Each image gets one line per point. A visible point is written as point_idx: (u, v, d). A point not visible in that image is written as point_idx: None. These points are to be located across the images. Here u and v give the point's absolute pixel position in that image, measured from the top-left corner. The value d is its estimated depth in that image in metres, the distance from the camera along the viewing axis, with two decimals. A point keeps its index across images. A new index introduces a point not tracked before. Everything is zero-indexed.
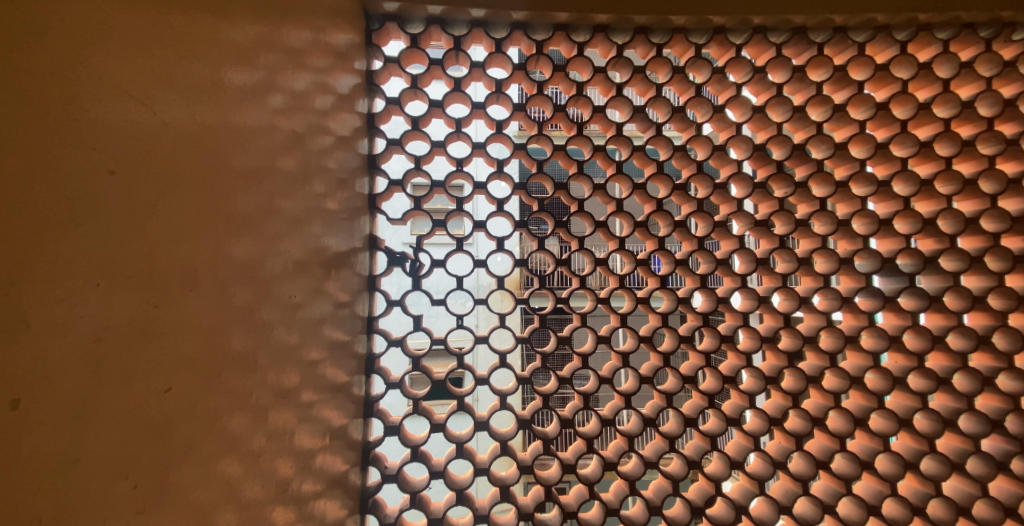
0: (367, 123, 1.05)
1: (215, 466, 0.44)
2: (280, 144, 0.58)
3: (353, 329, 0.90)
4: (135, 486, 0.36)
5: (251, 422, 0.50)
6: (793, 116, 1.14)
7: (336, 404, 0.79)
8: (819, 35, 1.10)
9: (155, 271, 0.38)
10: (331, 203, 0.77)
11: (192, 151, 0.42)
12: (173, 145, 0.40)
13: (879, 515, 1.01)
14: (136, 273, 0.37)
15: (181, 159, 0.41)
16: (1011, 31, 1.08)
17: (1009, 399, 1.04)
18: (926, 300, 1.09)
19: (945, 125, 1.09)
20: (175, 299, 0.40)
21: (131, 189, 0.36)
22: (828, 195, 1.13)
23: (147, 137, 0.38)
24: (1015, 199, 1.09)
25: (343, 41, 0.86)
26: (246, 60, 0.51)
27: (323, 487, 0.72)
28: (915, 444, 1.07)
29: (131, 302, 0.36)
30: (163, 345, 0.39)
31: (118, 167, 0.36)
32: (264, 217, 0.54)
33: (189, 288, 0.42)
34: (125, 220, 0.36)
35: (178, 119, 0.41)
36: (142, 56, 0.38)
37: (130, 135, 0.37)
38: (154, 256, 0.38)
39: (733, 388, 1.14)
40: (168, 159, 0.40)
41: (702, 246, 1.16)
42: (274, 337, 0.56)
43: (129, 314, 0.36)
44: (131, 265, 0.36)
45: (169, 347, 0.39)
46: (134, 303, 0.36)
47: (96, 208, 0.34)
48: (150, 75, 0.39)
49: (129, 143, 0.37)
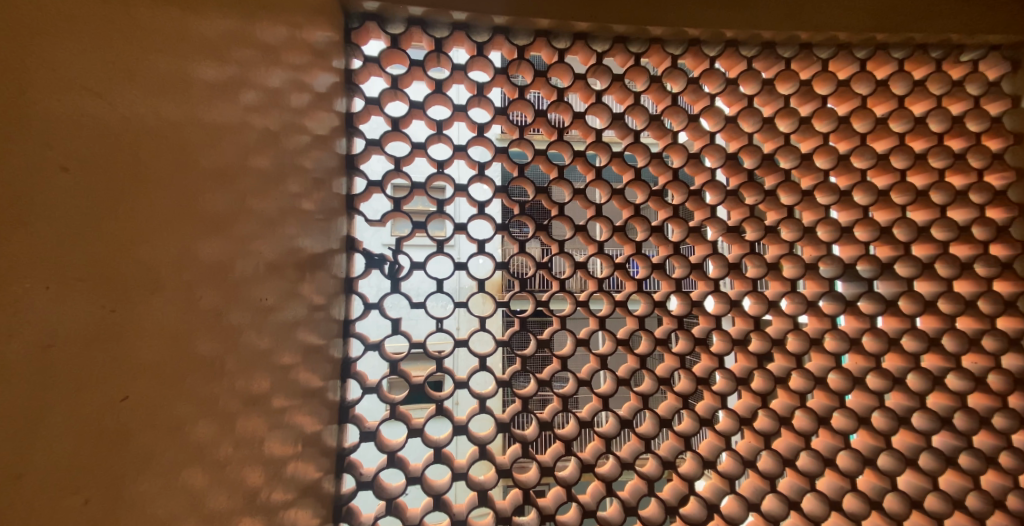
0: (345, 122, 1.03)
1: (178, 476, 0.43)
2: (253, 141, 0.57)
3: (328, 332, 0.88)
4: (86, 501, 0.34)
5: (217, 431, 0.49)
6: (763, 126, 1.18)
7: (309, 409, 0.77)
8: (786, 50, 1.15)
9: (110, 273, 0.37)
10: (306, 204, 0.75)
11: (153, 149, 0.41)
12: (132, 143, 0.39)
13: (840, 509, 1.05)
14: (90, 276, 0.35)
15: (141, 158, 0.40)
16: (960, 53, 1.15)
17: (957, 397, 1.10)
18: (882, 304, 1.13)
19: (900, 139, 1.16)
20: (132, 303, 0.38)
21: (86, 188, 0.35)
22: (796, 203, 1.19)
23: (102, 134, 0.36)
24: (961, 211, 1.17)
25: (320, 39, 0.85)
26: (217, 57, 0.50)
27: (293, 495, 0.70)
28: (874, 441, 1.12)
29: (84, 306, 0.34)
30: (121, 351, 0.37)
31: (72, 164, 0.34)
32: (235, 218, 0.53)
33: (150, 292, 0.40)
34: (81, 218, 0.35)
35: (139, 116, 0.40)
36: (99, 49, 0.37)
37: (87, 131, 0.35)
38: (111, 258, 0.37)
39: (706, 389, 1.16)
40: (129, 158, 0.39)
41: (678, 251, 1.19)
42: (245, 340, 0.55)
43: (83, 318, 0.34)
44: (84, 268, 0.35)
45: (126, 354, 0.38)
46: (87, 307, 0.35)
47: (44, 206, 0.32)
48: (107, 68, 0.37)
49: (85, 138, 0.35)
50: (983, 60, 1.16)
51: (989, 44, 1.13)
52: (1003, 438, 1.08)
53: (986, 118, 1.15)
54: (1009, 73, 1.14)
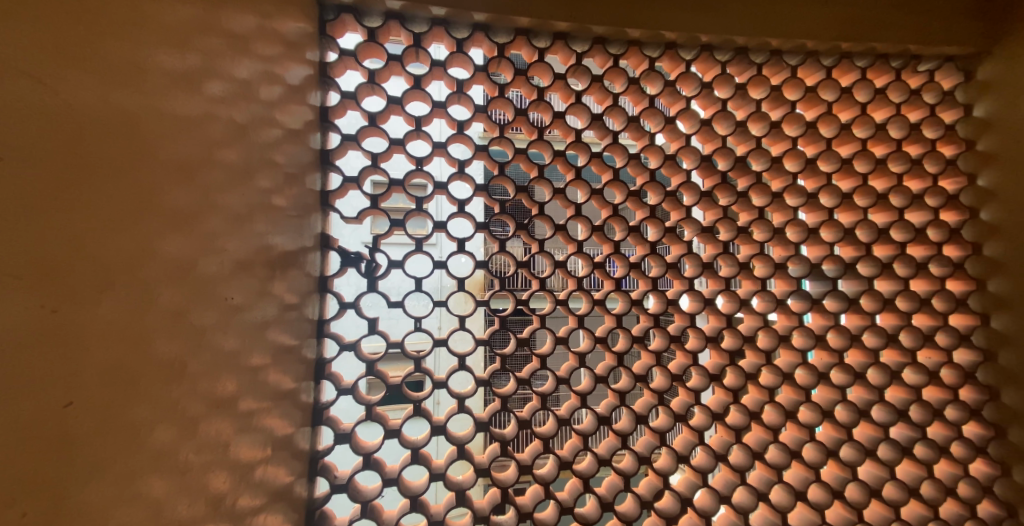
0: (320, 117, 1.00)
1: (137, 482, 0.41)
2: (220, 133, 0.55)
3: (301, 332, 0.86)
4: (25, 513, 0.32)
5: (179, 436, 0.47)
6: (735, 130, 1.22)
7: (281, 412, 0.75)
8: (758, 56, 1.18)
9: (52, 269, 0.34)
10: (278, 200, 0.73)
11: (104, 140, 0.39)
12: (80, 132, 0.37)
13: (805, 500, 1.09)
14: (29, 273, 0.33)
15: (90, 150, 0.37)
16: (917, 63, 1.21)
17: (913, 390, 1.16)
18: (846, 302, 1.18)
19: (862, 145, 1.21)
20: (79, 302, 0.36)
21: (23, 177, 0.33)
22: (766, 205, 1.23)
23: (43, 119, 0.34)
24: (918, 213, 1.23)
25: (293, 30, 0.82)
26: (179, 44, 0.48)
27: (263, 500, 0.67)
28: (837, 433, 1.17)
29: (21, 306, 0.33)
30: (66, 353, 0.35)
31: (6, 151, 0.32)
32: (200, 213, 0.51)
33: (100, 290, 0.38)
34: (15, 214, 0.33)
35: (88, 103, 0.37)
36: (40, 32, 0.34)
37: (24, 115, 0.33)
38: (54, 254, 0.34)
39: (681, 385, 1.19)
40: (75, 149, 0.36)
41: (654, 250, 1.21)
42: (211, 341, 0.53)
43: (19, 319, 0.33)
44: (22, 265, 0.33)
45: (72, 356, 0.36)
46: (25, 307, 0.33)
47: None
48: (50, 52, 0.35)
49: (23, 121, 0.33)
50: (939, 70, 1.22)
51: (944, 55, 1.19)
52: (954, 429, 1.14)
53: (941, 125, 1.21)
54: (962, 83, 1.21)
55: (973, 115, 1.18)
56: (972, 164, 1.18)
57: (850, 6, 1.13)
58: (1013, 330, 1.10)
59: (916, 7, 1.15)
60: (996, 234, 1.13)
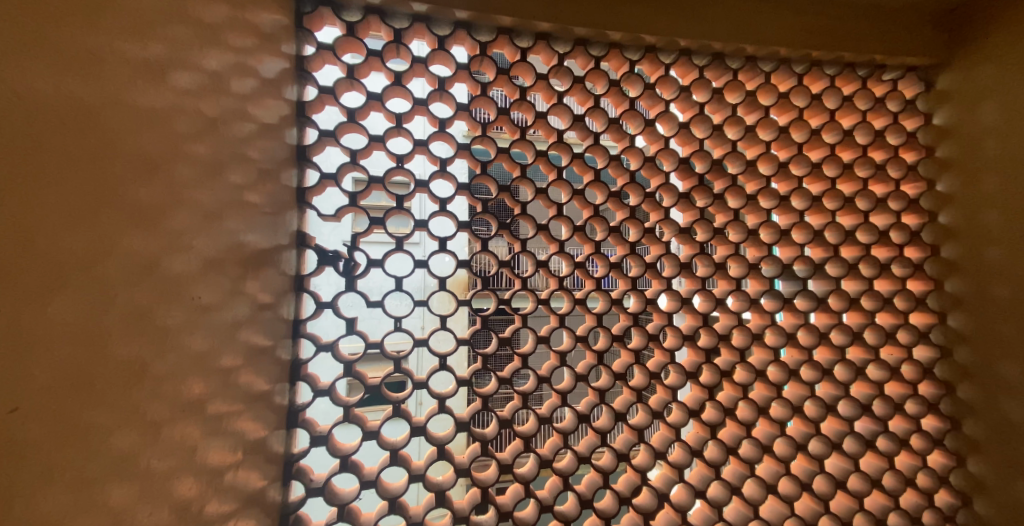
0: (296, 111, 0.98)
1: (97, 490, 0.39)
2: (187, 126, 0.53)
3: (276, 332, 0.83)
4: None
5: (142, 440, 0.45)
6: (712, 133, 1.24)
7: (254, 414, 0.73)
8: (734, 61, 1.21)
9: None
10: (252, 196, 0.71)
11: (57, 133, 0.37)
12: (30, 125, 0.35)
13: (775, 492, 1.13)
14: None
15: (40, 143, 0.35)
16: (882, 72, 1.27)
17: (876, 385, 1.21)
18: (815, 301, 1.23)
19: (831, 150, 1.26)
20: (29, 303, 0.34)
21: None
22: (741, 207, 1.26)
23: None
24: (881, 216, 1.29)
25: (268, 22, 0.80)
26: (143, 34, 0.46)
27: (234, 506, 0.65)
28: (806, 428, 1.21)
29: None
30: (15, 356, 0.33)
31: None
32: (165, 209, 0.49)
33: (51, 291, 0.36)
34: None
35: (40, 93, 0.35)
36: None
37: None
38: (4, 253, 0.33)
39: (659, 383, 1.21)
40: (24, 142, 0.34)
41: (634, 250, 1.23)
42: (176, 342, 0.51)
43: None
44: None
45: (23, 359, 0.34)
46: None
47: None
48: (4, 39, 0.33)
49: None
50: (902, 80, 1.28)
51: (907, 66, 1.25)
52: (914, 422, 1.20)
53: (903, 133, 1.27)
54: (923, 93, 1.27)
55: (933, 123, 1.24)
56: (932, 170, 1.24)
57: (820, 17, 1.18)
58: (967, 328, 1.16)
59: (881, 19, 1.20)
60: (952, 236, 1.19)
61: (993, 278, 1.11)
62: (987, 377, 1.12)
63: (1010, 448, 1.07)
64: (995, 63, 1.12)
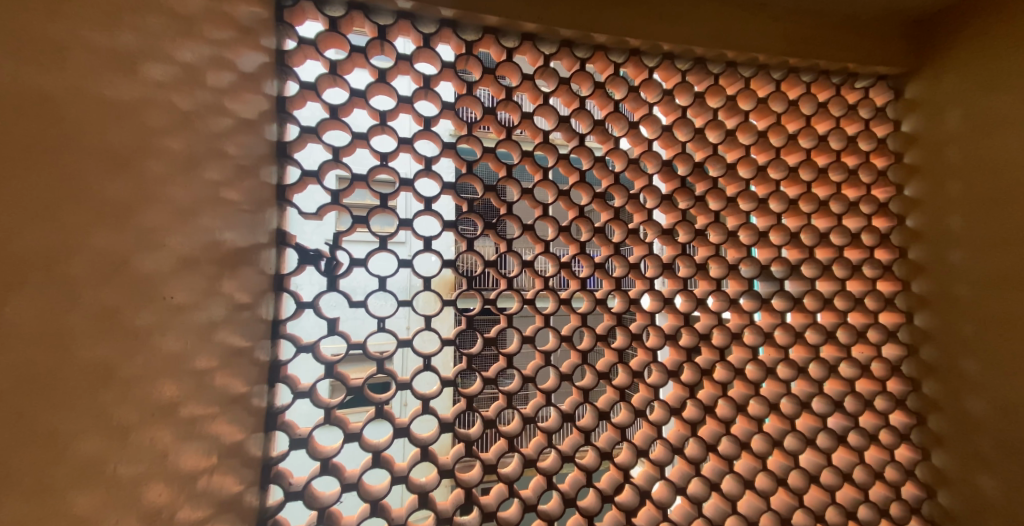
0: (276, 107, 0.95)
1: (60, 498, 0.38)
2: (160, 119, 0.51)
3: (254, 333, 0.81)
4: None
5: (109, 445, 0.43)
6: (694, 136, 1.27)
7: (230, 417, 0.71)
8: (715, 66, 1.24)
9: None
10: (229, 193, 0.69)
11: (16, 122, 0.35)
12: None
13: (752, 487, 1.16)
14: None
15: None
16: (855, 80, 1.31)
17: (848, 383, 1.25)
18: (791, 302, 1.26)
19: (807, 154, 1.30)
20: None
21: None
22: (721, 209, 1.29)
23: None
24: (853, 219, 1.33)
25: (247, 14, 0.78)
26: (113, 23, 0.44)
27: (209, 511, 0.64)
28: (782, 424, 1.24)
29: None
30: None
31: None
32: (136, 205, 0.47)
33: (8, 290, 0.34)
34: None
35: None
36: None
37: None
38: None
39: (641, 382, 1.22)
40: None
41: (618, 251, 1.24)
42: (147, 342, 0.49)
43: None
44: None
45: None
46: None
47: None
48: None
49: None
50: (873, 88, 1.33)
51: (878, 74, 1.30)
52: (882, 417, 1.25)
53: (874, 139, 1.32)
54: (893, 101, 1.32)
55: (902, 130, 1.29)
56: (900, 175, 1.29)
57: (797, 25, 1.21)
58: (932, 327, 1.21)
59: (854, 29, 1.24)
60: (919, 239, 1.24)
61: (956, 279, 1.16)
62: (950, 373, 1.17)
63: (971, 442, 1.12)
64: (959, 73, 1.17)
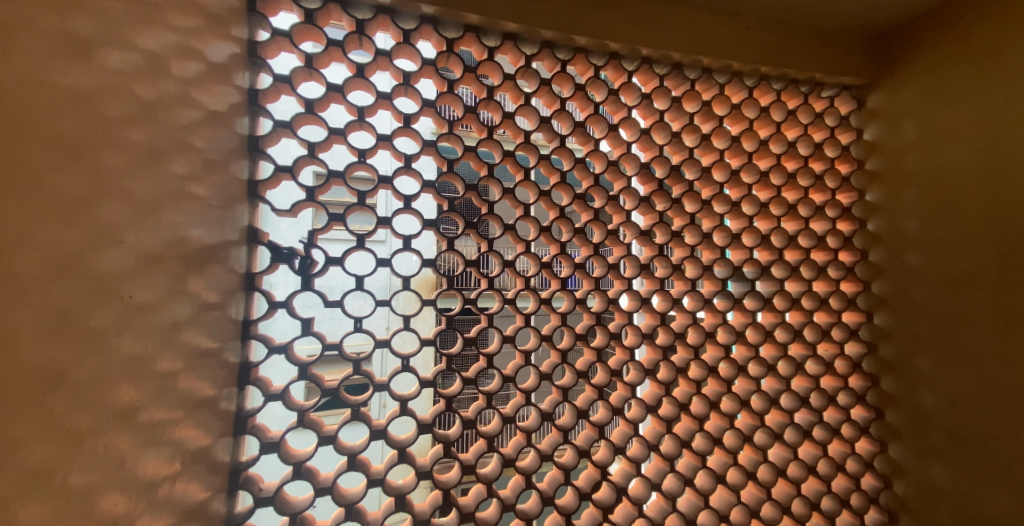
0: (248, 99, 0.92)
1: (6, 510, 0.35)
2: (120, 110, 0.49)
3: (223, 333, 0.78)
4: None
5: (61, 452, 0.41)
6: (671, 140, 1.29)
7: (196, 421, 0.68)
8: (691, 72, 1.26)
9: None
10: (198, 188, 0.66)
11: None
12: None
13: (724, 481, 1.20)
14: None
15: None
16: (821, 90, 1.37)
17: (814, 380, 1.30)
18: (762, 301, 1.30)
19: (777, 160, 1.34)
20: None
21: None
22: (697, 210, 1.32)
23: None
24: (820, 223, 1.39)
25: (216, 3, 0.75)
26: (70, 7, 0.42)
27: (172, 519, 0.61)
28: (752, 420, 1.28)
29: None
30: None
31: None
32: (93, 199, 0.45)
33: None
34: None
35: None
36: None
37: None
38: None
39: (619, 380, 1.24)
40: None
41: (597, 252, 1.25)
42: (102, 343, 0.46)
43: None
44: None
45: None
46: None
47: None
48: None
49: None
50: (838, 97, 1.39)
51: (842, 84, 1.36)
52: (845, 412, 1.31)
53: (839, 146, 1.37)
54: (856, 110, 1.38)
55: (864, 137, 1.36)
56: (863, 181, 1.35)
57: (768, 34, 1.25)
58: (891, 326, 1.27)
59: (822, 40, 1.30)
60: (879, 243, 1.30)
61: (913, 280, 1.22)
62: (906, 370, 1.23)
63: (924, 435, 1.18)
64: (917, 85, 1.23)
